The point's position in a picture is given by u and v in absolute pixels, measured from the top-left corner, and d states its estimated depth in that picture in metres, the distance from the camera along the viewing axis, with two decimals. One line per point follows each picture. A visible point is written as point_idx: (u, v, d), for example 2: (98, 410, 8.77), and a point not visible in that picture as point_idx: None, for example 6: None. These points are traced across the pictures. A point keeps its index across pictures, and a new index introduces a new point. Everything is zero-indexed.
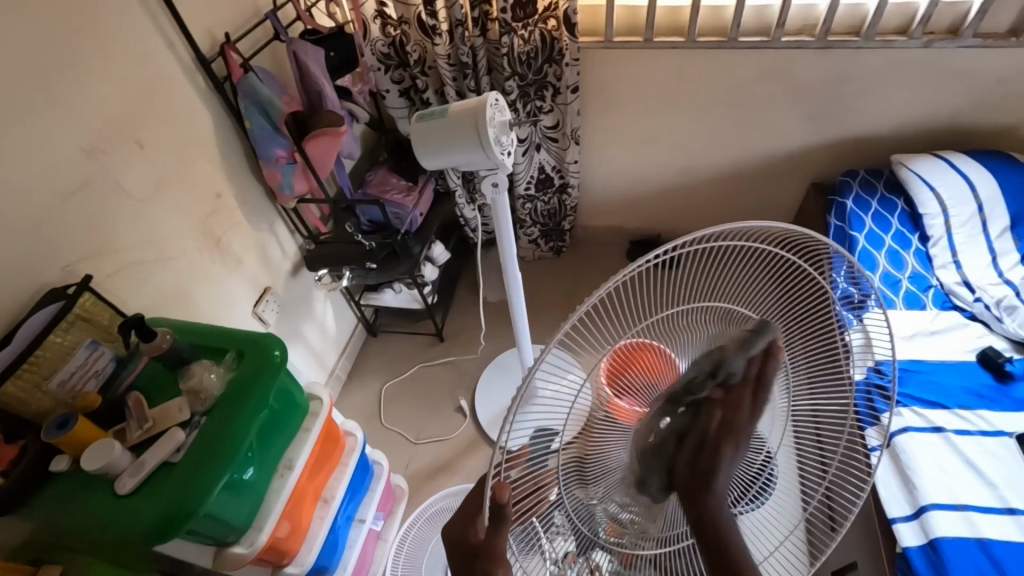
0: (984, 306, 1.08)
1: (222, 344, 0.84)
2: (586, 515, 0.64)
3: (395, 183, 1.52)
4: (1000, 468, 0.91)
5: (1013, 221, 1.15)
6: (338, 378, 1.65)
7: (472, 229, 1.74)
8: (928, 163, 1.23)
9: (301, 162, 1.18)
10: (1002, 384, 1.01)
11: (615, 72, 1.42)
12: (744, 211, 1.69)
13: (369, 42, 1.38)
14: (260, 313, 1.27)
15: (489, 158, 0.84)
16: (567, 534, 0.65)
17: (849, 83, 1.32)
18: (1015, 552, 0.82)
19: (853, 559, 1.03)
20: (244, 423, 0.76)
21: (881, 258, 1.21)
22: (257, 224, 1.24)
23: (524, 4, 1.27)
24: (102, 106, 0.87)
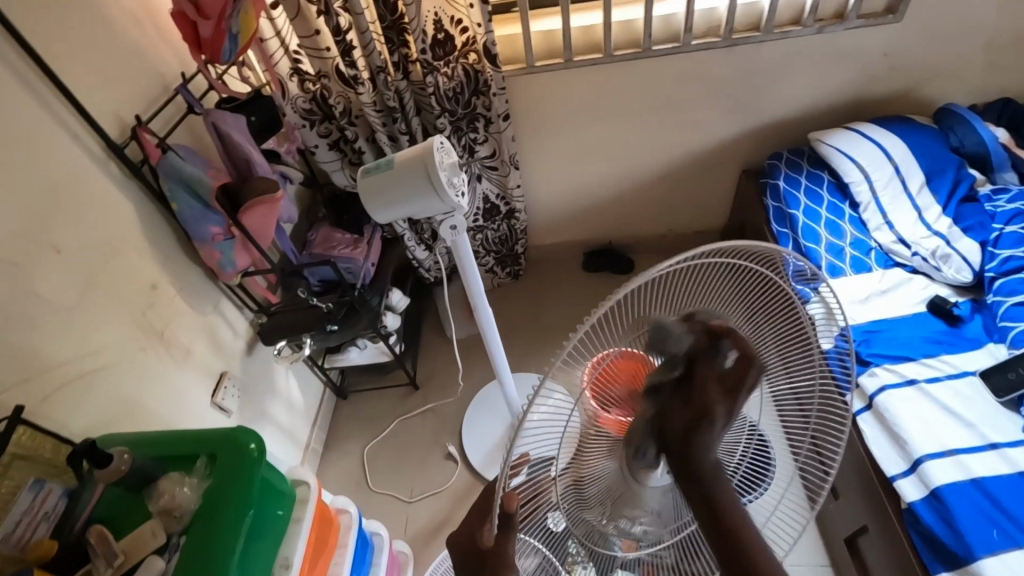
0: (922, 259, 1.16)
1: (190, 451, 0.76)
2: (600, 538, 0.67)
3: (340, 237, 1.46)
4: (974, 407, 0.96)
5: (928, 176, 1.24)
6: (314, 451, 1.55)
7: (427, 270, 1.70)
8: (842, 137, 1.32)
9: (239, 236, 1.12)
10: (954, 327, 1.08)
11: (542, 95, 1.44)
12: (686, 207, 1.75)
13: (289, 101, 1.33)
14: (220, 402, 1.17)
15: (444, 202, 0.82)
16: (584, 561, 0.68)
17: (759, 75, 1.41)
18: (1007, 484, 0.86)
19: (863, 522, 1.06)
20: (233, 531, 0.69)
21: (821, 230, 1.28)
22: (201, 308, 1.15)
23: (442, 42, 1.28)
24: (7, 215, 0.79)
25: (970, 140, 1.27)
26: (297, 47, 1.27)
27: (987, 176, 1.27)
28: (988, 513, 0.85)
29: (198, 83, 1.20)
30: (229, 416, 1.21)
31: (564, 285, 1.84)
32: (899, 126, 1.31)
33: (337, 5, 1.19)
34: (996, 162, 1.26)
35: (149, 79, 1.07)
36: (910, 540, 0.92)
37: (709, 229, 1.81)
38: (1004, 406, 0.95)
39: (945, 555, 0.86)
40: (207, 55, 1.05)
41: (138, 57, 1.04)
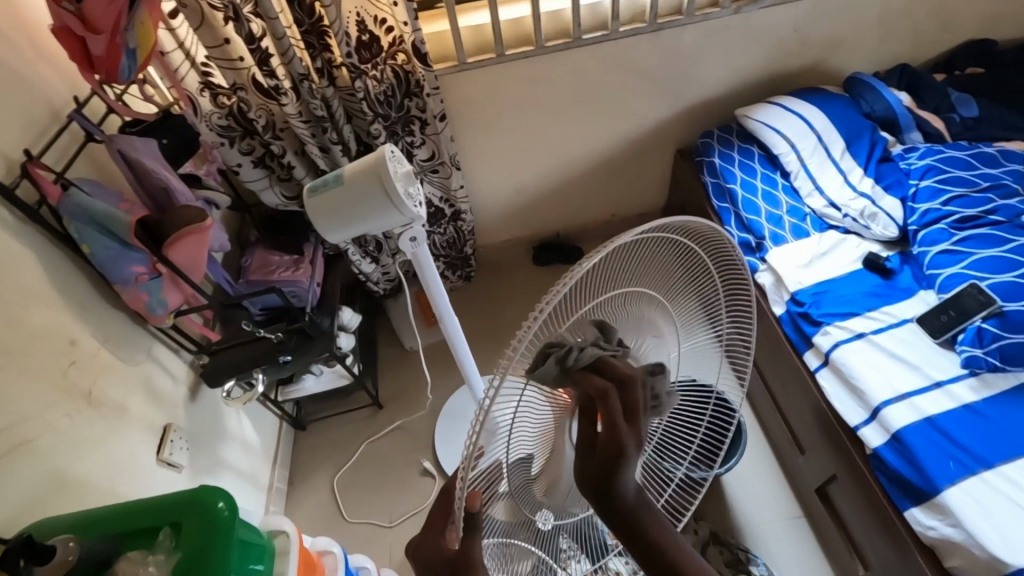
0: (853, 220, 1.24)
1: (150, 523, 0.67)
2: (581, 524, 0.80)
3: (278, 260, 1.36)
4: (917, 351, 1.04)
5: (847, 143, 1.33)
6: (278, 491, 1.45)
7: (375, 283, 1.62)
8: (767, 111, 1.39)
9: (167, 273, 1.01)
10: (889, 279, 1.16)
11: (477, 93, 1.41)
12: (627, 192, 1.78)
13: (203, 118, 1.21)
14: (168, 458, 1.06)
15: (403, 215, 0.80)
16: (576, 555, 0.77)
17: (684, 58, 1.45)
18: (955, 418, 0.94)
19: (832, 471, 1.12)
20: None
21: (759, 202, 1.34)
22: (132, 357, 1.03)
23: (367, 43, 1.22)
24: None
25: (879, 105, 1.38)
26: (205, 59, 1.16)
27: (896, 137, 1.38)
28: (946, 447, 0.92)
29: (94, 107, 1.07)
30: (181, 471, 1.10)
31: (518, 282, 1.82)
32: (817, 97, 1.40)
33: (247, 10, 1.08)
34: (902, 124, 1.37)
35: (35, 108, 0.93)
36: (879, 481, 0.99)
37: (651, 211, 1.85)
38: (941, 346, 1.03)
39: (913, 491, 0.93)
40: (102, 75, 0.93)
41: (18, 84, 0.90)
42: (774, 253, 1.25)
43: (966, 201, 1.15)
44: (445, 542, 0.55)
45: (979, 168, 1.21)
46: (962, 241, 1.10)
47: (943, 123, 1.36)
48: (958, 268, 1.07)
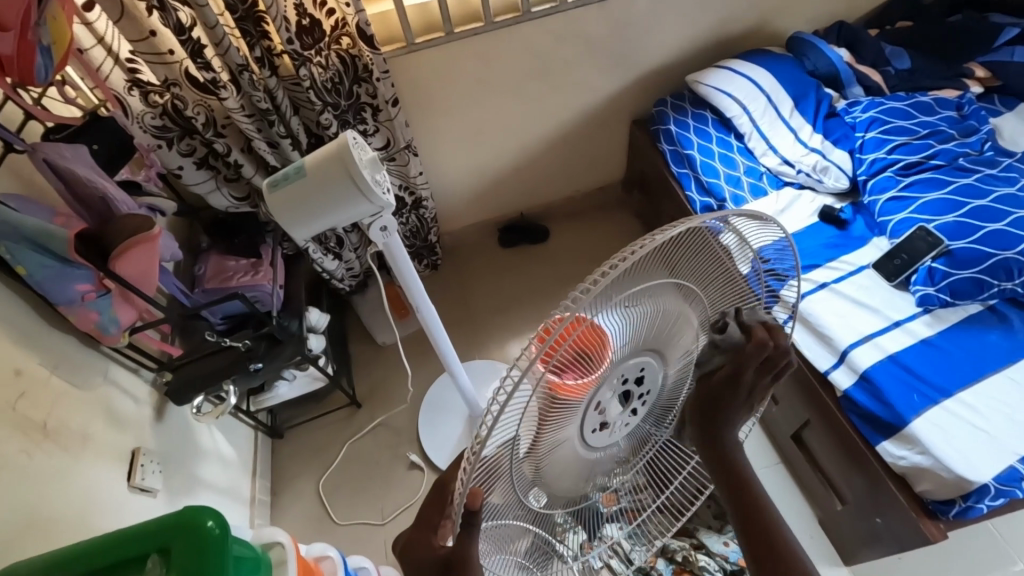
0: (806, 175, 1.29)
1: (135, 552, 0.63)
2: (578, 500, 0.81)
3: (234, 265, 1.29)
4: (875, 295, 1.10)
5: (795, 101, 1.37)
6: (261, 502, 1.40)
7: (340, 280, 1.56)
8: (717, 76, 1.41)
9: (116, 288, 0.94)
10: (844, 229, 1.22)
11: (428, 75, 1.36)
12: (586, 166, 1.78)
13: (135, 119, 1.12)
14: (141, 484, 1.00)
15: (372, 203, 0.77)
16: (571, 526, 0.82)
17: (633, 27, 1.44)
18: (914, 353, 1.01)
19: (806, 416, 1.18)
20: None
21: (717, 164, 1.38)
22: (87, 383, 0.96)
23: (309, 28, 1.15)
24: None
25: (822, 62, 1.43)
26: (130, 54, 1.07)
27: (839, 93, 1.44)
28: (908, 382, 0.98)
29: (11, 114, 0.97)
30: (155, 494, 1.04)
31: (487, 265, 1.80)
32: (762, 58, 1.43)
33: None
34: (844, 79, 1.42)
35: None
36: (850, 420, 1.04)
37: (611, 183, 1.87)
38: (896, 288, 1.09)
39: (882, 426, 0.98)
40: (16, 78, 0.82)
41: None
42: None
43: (909, 149, 1.21)
44: (438, 538, 0.58)
45: (917, 117, 1.27)
46: (908, 187, 1.16)
47: (880, 77, 1.43)
48: (906, 214, 1.12)
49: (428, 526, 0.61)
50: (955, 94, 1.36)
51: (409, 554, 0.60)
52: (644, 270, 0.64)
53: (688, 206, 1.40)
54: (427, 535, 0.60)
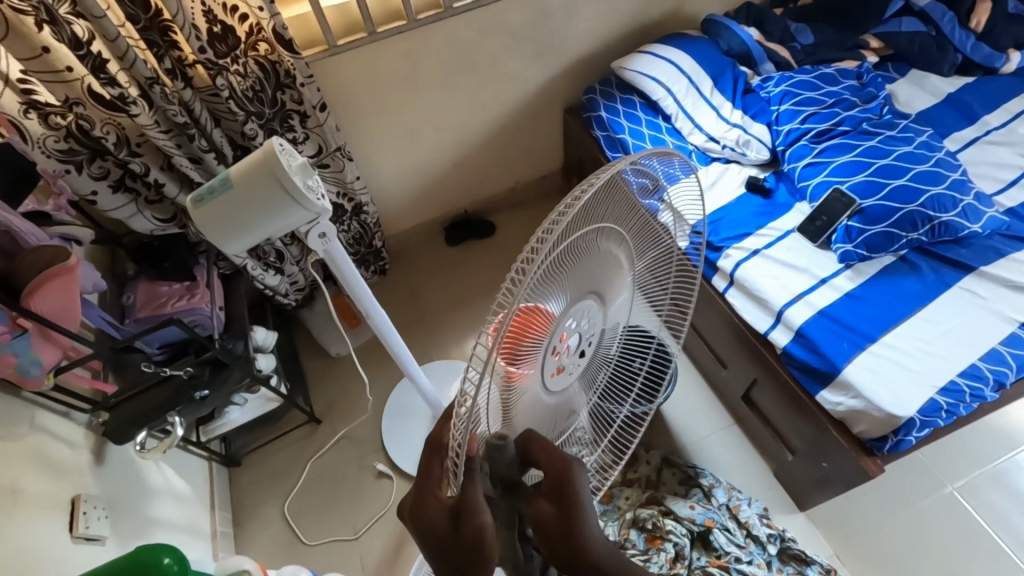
0: (731, 149, 1.36)
1: None
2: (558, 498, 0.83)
3: (167, 291, 1.23)
4: (801, 256, 1.17)
5: (714, 80, 1.44)
6: (224, 535, 1.34)
7: (284, 295, 1.51)
8: (640, 60, 1.46)
9: (34, 326, 0.87)
10: (769, 198, 1.29)
11: (354, 77, 1.33)
12: (525, 158, 1.80)
13: (35, 144, 1.03)
14: (86, 532, 0.94)
15: (307, 210, 0.75)
16: None
17: (555, 17, 1.46)
18: (840, 306, 1.09)
19: (752, 377, 1.25)
20: None
21: (649, 146, 1.42)
22: (12, 432, 0.89)
23: (221, 35, 1.08)
24: None
25: (735, 42, 1.51)
26: (21, 74, 0.96)
27: (753, 70, 1.52)
28: (838, 333, 1.06)
29: None
30: (105, 542, 0.98)
31: (435, 266, 1.79)
32: (680, 42, 1.49)
33: (64, 10, 0.92)
34: (757, 57, 1.51)
35: None
36: (791, 375, 1.11)
37: (550, 173, 1.89)
38: (820, 247, 1.17)
39: (820, 376, 1.06)
40: None
41: None
42: None
43: (819, 118, 1.30)
44: (439, 491, 0.55)
45: (824, 88, 1.36)
46: (822, 152, 1.24)
47: (788, 52, 1.52)
48: (822, 177, 1.21)
49: (426, 492, 0.55)
50: (855, 65, 1.47)
51: (421, 528, 0.54)
52: (573, 225, 0.60)
53: None
54: (429, 508, 0.54)
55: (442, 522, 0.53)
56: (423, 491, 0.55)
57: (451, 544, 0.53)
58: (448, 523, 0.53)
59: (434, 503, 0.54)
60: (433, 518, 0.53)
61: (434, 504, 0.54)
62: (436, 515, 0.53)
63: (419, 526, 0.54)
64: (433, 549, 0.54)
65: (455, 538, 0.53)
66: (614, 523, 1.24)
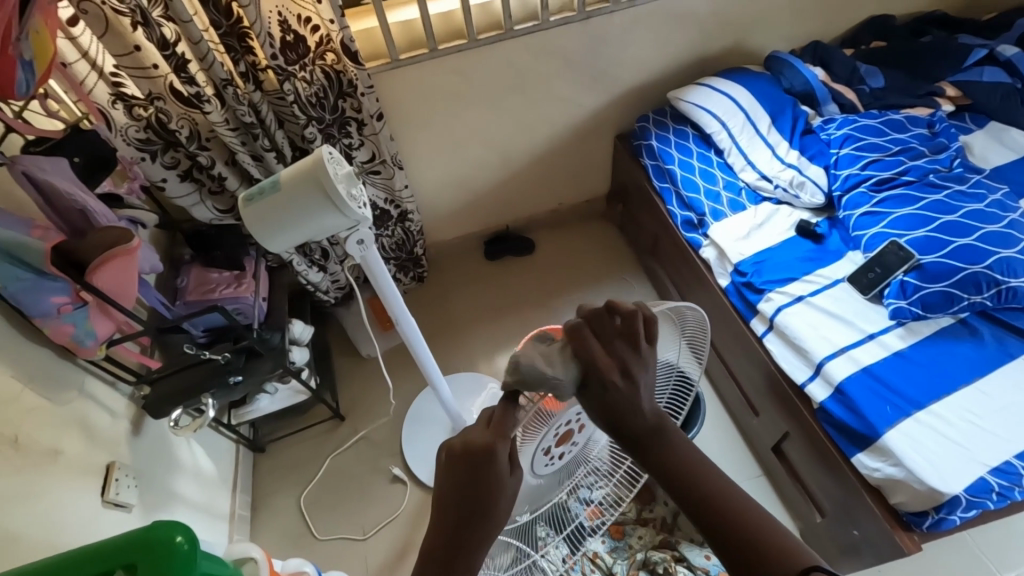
0: (783, 190, 1.31)
1: (102, 570, 0.62)
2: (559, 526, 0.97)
3: (217, 278, 1.30)
4: (849, 308, 1.11)
5: (772, 117, 1.40)
6: (240, 518, 1.38)
7: (324, 292, 1.56)
8: (697, 93, 1.45)
9: (93, 300, 0.94)
10: (820, 244, 1.24)
11: (412, 89, 1.38)
12: (570, 181, 1.80)
13: (118, 132, 1.13)
14: (115, 499, 0.99)
15: (346, 217, 0.78)
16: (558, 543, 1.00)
17: (613, 45, 1.47)
18: (887, 365, 1.02)
19: (785, 429, 1.19)
20: None
21: (697, 179, 1.40)
22: (61, 397, 0.96)
23: (292, 44, 1.16)
24: None
25: (798, 81, 1.47)
26: (114, 69, 1.07)
27: (815, 110, 1.47)
28: (881, 394, 0.99)
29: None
30: (130, 510, 1.03)
31: (470, 278, 1.81)
32: (739, 77, 1.47)
33: (156, 13, 1.01)
34: (820, 97, 1.46)
35: None
36: (826, 432, 1.06)
37: (594, 198, 1.88)
38: (871, 301, 1.11)
39: (856, 438, 1.00)
40: None
41: None
42: (714, 228, 1.31)
43: (881, 165, 1.24)
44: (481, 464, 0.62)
45: (890, 135, 1.30)
46: (881, 202, 1.18)
47: (854, 95, 1.46)
48: (879, 228, 1.15)
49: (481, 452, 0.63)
50: (926, 113, 1.40)
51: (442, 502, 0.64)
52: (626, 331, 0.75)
53: (670, 220, 1.43)
54: (477, 471, 0.62)
55: (480, 477, 0.62)
56: (480, 459, 0.62)
57: (452, 515, 0.63)
58: (485, 477, 0.62)
59: (484, 456, 0.62)
60: (478, 464, 0.62)
61: (482, 456, 0.62)
62: (479, 467, 0.62)
63: (452, 464, 0.64)
64: (452, 492, 0.63)
65: (482, 493, 0.62)
66: (623, 561, 1.22)
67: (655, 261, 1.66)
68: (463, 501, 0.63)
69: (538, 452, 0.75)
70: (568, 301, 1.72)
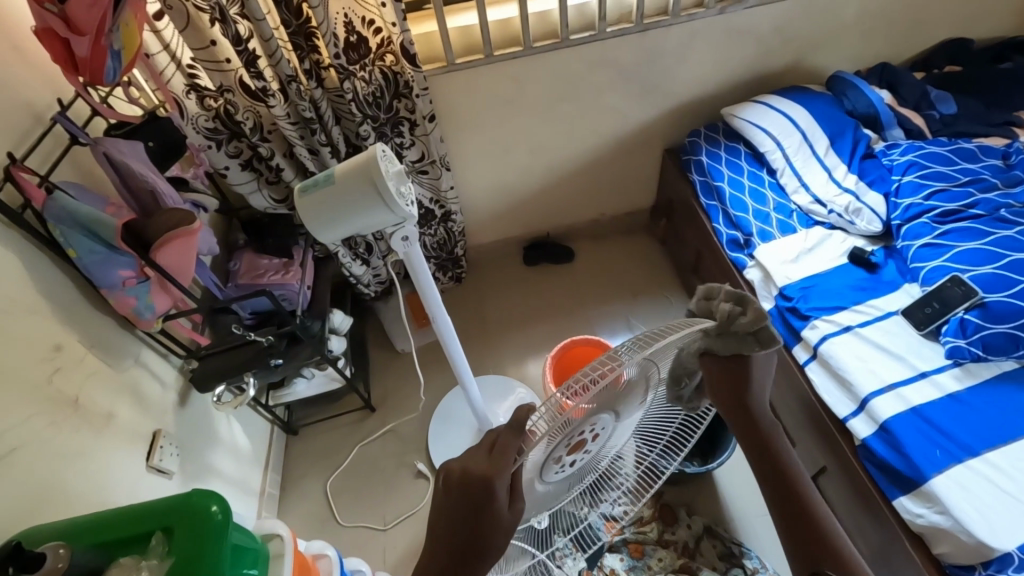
0: (838, 215, 1.27)
1: (139, 531, 0.66)
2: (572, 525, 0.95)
3: (267, 263, 1.36)
4: (901, 343, 1.06)
5: (831, 139, 1.36)
6: (269, 495, 1.43)
7: (365, 285, 1.61)
8: (752, 110, 1.41)
9: (155, 276, 1.00)
10: (874, 273, 1.18)
11: (465, 93, 1.41)
12: (615, 192, 1.79)
13: (189, 121, 1.20)
14: (158, 465, 1.05)
15: (394, 213, 0.80)
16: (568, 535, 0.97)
17: (668, 58, 1.46)
18: (939, 407, 0.96)
19: (822, 464, 1.14)
20: None
21: (747, 198, 1.36)
22: (118, 364, 1.02)
23: (355, 45, 1.21)
24: None
25: (861, 103, 1.41)
26: (191, 61, 1.14)
27: (878, 134, 1.41)
28: (931, 437, 0.94)
29: (78, 109, 1.06)
30: (171, 477, 1.09)
31: (507, 282, 1.82)
32: (799, 96, 1.43)
33: (233, 11, 1.07)
34: (884, 121, 1.40)
35: (16, 111, 0.91)
36: (867, 471, 1.01)
37: (638, 211, 1.86)
38: (926, 337, 1.05)
39: (900, 480, 0.95)
40: (87, 77, 0.93)
41: None
42: (761, 249, 1.28)
43: (947, 196, 1.18)
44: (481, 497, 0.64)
45: (958, 164, 1.24)
46: (944, 235, 1.12)
47: (922, 120, 1.40)
48: (940, 262, 1.09)
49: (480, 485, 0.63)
50: (1001, 143, 1.32)
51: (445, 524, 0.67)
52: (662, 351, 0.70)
53: (715, 238, 1.40)
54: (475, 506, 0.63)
55: (478, 510, 0.63)
56: (479, 495, 0.63)
57: (453, 540, 0.66)
58: (480, 512, 0.63)
59: (483, 488, 0.62)
60: (477, 497, 0.63)
61: (480, 492, 0.62)
62: (475, 501, 0.63)
63: (451, 494, 0.65)
64: (451, 517, 0.65)
65: (474, 524, 0.64)
66: None
67: (697, 279, 1.63)
68: (462, 529, 0.65)
69: (546, 460, 0.70)
70: (604, 313, 1.71)
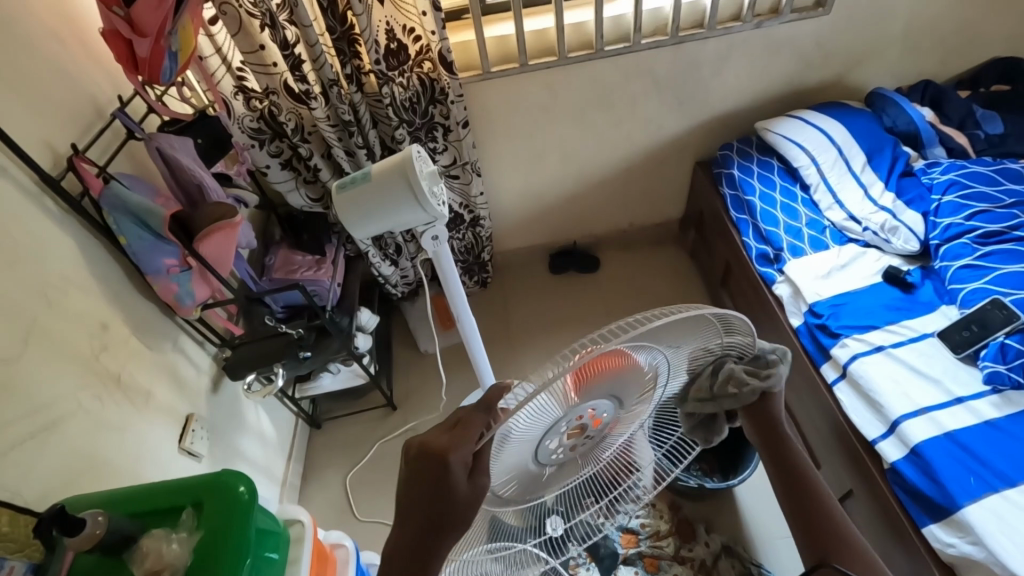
0: (873, 233, 1.24)
1: (173, 502, 0.69)
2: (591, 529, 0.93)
3: (301, 260, 1.41)
4: (937, 366, 1.02)
5: (868, 156, 1.33)
6: (291, 485, 1.47)
7: (393, 285, 1.64)
8: (787, 124, 1.40)
9: (197, 266, 1.04)
10: (909, 293, 1.15)
11: (499, 100, 1.44)
12: (644, 203, 1.79)
13: (236, 121, 1.26)
14: (189, 447, 1.09)
15: (427, 212, 0.83)
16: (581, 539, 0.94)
17: (703, 71, 1.46)
18: (975, 434, 0.92)
19: (849, 487, 1.11)
20: None
21: (778, 213, 1.35)
22: (159, 347, 1.07)
23: (395, 51, 1.25)
24: None
25: (901, 120, 1.39)
26: (240, 64, 1.20)
27: (918, 151, 1.38)
28: (965, 464, 0.90)
29: (135, 105, 1.12)
30: (201, 459, 1.13)
31: (533, 288, 1.83)
32: (837, 112, 1.41)
33: (283, 17, 1.13)
34: (925, 139, 1.37)
35: (81, 105, 0.98)
36: (897, 497, 0.97)
37: (666, 223, 1.86)
38: (962, 361, 1.01)
39: (931, 507, 0.92)
40: (145, 76, 0.98)
41: (62, 80, 0.95)
42: (792, 264, 1.26)
43: (990, 217, 1.14)
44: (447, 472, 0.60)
45: (1004, 185, 1.20)
46: (985, 256, 1.09)
47: (966, 139, 1.36)
48: (980, 284, 1.06)
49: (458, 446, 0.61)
50: None
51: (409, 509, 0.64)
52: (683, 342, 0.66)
53: (744, 252, 1.38)
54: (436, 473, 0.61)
55: (435, 488, 0.60)
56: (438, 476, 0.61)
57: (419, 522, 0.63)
58: (439, 487, 0.60)
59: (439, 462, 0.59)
60: (434, 471, 0.60)
61: (437, 468, 0.59)
62: (434, 478, 0.60)
63: (417, 472, 0.62)
64: (412, 495, 0.62)
65: (438, 503, 0.60)
66: None
67: (724, 293, 1.61)
68: (429, 509, 0.61)
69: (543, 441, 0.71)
70: None
